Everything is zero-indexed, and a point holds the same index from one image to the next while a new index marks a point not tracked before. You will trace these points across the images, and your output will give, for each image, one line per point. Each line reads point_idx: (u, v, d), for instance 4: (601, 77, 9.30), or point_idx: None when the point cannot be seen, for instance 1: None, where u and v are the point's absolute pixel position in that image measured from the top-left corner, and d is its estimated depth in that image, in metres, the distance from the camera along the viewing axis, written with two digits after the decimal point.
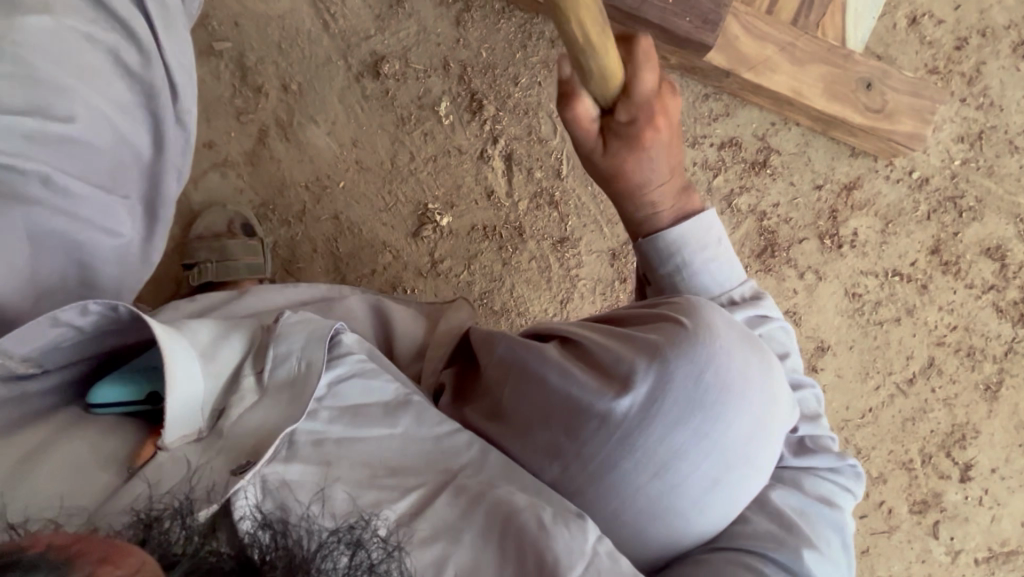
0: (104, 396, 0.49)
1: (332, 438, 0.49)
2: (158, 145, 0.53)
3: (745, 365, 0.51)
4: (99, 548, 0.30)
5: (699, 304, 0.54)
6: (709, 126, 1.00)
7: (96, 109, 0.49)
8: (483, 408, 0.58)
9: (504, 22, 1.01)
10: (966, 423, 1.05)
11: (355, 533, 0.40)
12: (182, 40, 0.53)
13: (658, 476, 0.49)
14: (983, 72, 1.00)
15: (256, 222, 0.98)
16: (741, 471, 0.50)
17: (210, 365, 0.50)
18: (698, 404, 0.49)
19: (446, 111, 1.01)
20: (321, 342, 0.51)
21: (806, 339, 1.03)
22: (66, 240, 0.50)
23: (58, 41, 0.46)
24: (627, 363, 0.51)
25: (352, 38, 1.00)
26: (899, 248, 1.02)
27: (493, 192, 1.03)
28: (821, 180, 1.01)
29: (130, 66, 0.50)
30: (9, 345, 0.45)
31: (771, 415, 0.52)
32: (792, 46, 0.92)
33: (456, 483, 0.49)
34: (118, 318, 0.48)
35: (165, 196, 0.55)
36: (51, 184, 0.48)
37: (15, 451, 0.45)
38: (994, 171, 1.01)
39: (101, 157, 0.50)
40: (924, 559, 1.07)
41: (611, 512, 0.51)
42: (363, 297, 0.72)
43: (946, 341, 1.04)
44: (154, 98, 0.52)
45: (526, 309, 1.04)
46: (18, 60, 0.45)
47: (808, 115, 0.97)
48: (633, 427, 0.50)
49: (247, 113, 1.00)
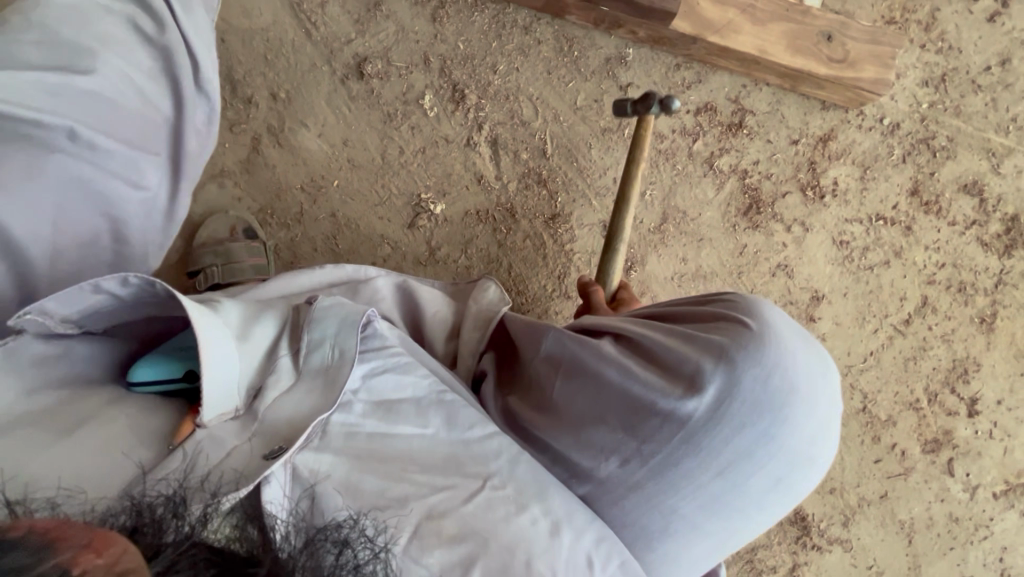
0: (145, 375, 0.51)
1: (364, 432, 0.52)
2: (178, 107, 0.58)
3: (812, 367, 0.54)
4: (81, 536, 0.30)
5: (759, 306, 0.58)
6: (683, 94, 1.04)
7: (118, 69, 0.54)
8: (529, 401, 0.64)
9: (478, 15, 1.05)
10: (967, 357, 1.07)
11: (342, 532, 0.41)
12: (196, 16, 0.59)
13: (721, 475, 0.54)
14: (938, 18, 1.04)
15: (257, 226, 1.01)
16: (800, 470, 0.55)
17: (245, 344, 0.52)
18: (766, 407, 0.52)
19: (430, 103, 1.05)
20: (353, 328, 0.54)
21: (801, 290, 1.06)
22: (97, 190, 0.54)
23: (86, 15, 0.54)
24: (693, 363, 0.54)
25: (334, 43, 1.05)
26: (879, 193, 1.05)
27: (483, 177, 1.06)
28: (797, 135, 1.05)
29: (146, 30, 0.56)
30: (50, 306, 0.47)
31: (830, 414, 0.55)
32: (752, 8, 0.97)
33: (485, 495, 0.50)
34: (156, 293, 0.49)
35: (188, 153, 0.60)
36: (77, 138, 0.52)
37: (57, 422, 0.46)
38: (961, 110, 1.05)
39: (124, 113, 0.55)
40: (943, 498, 1.08)
41: (669, 508, 0.56)
42: (389, 279, 0.73)
43: (937, 279, 1.06)
44: (172, 61, 0.57)
45: (526, 288, 1.07)
46: (52, 31, 0.52)
47: (776, 72, 1.01)
48: (696, 428, 0.53)
49: (239, 124, 1.03)
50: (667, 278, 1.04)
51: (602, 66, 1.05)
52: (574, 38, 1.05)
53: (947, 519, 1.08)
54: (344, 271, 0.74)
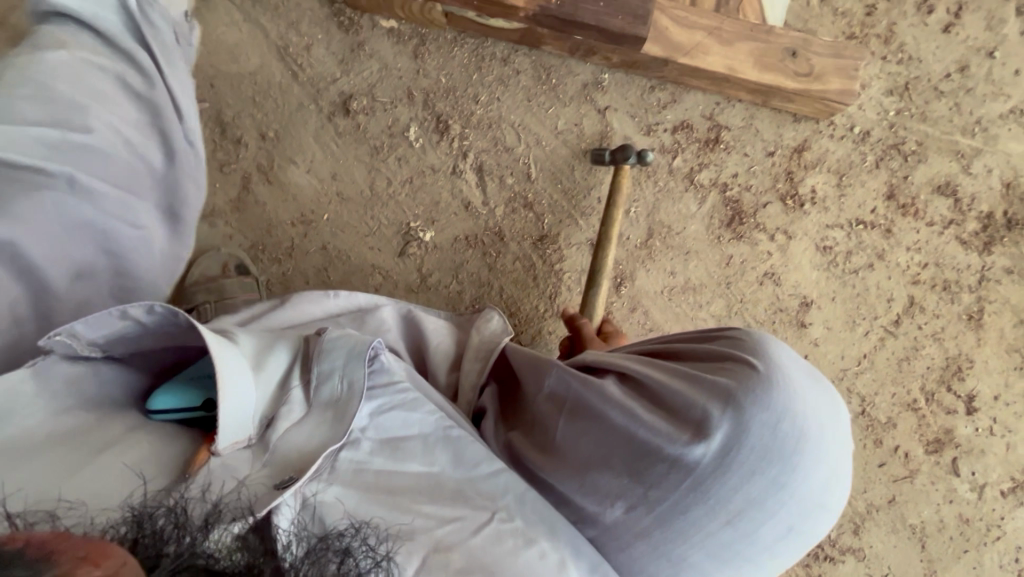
0: (164, 403, 0.51)
1: (372, 469, 0.51)
2: (169, 155, 0.62)
3: (821, 412, 0.52)
4: (81, 549, 0.29)
5: (766, 346, 0.56)
6: (659, 114, 1.08)
7: (109, 122, 0.58)
8: (533, 440, 0.61)
9: (458, 49, 1.08)
10: (959, 354, 1.08)
11: (343, 542, 0.42)
12: (178, 74, 0.66)
13: (729, 523, 0.52)
14: (897, 31, 1.08)
15: (249, 261, 1.04)
16: (811, 517, 0.53)
17: (261, 375, 0.52)
18: (776, 453, 0.51)
19: (416, 135, 1.08)
20: (362, 358, 0.54)
21: (789, 296, 1.08)
22: (96, 230, 0.56)
23: (75, 73, 0.58)
24: (700, 408, 0.52)
25: (320, 82, 1.08)
26: (857, 198, 1.08)
27: (470, 204, 1.08)
28: (772, 146, 1.08)
29: (135, 86, 0.61)
30: (79, 328, 0.47)
31: (840, 459, 0.53)
32: (719, 30, 0.99)
33: (494, 527, 0.50)
34: (178, 323, 0.50)
35: (181, 198, 0.63)
36: (76, 185, 0.54)
37: (86, 446, 0.45)
38: (927, 116, 1.09)
39: (118, 162, 0.58)
40: (951, 500, 1.07)
41: (678, 555, 0.54)
42: (396, 309, 0.73)
43: (921, 278, 1.08)
44: (159, 113, 0.62)
45: (519, 309, 1.08)
46: (46, 90, 0.56)
47: (747, 89, 1.04)
48: (705, 475, 0.51)
49: (229, 163, 1.06)
50: (656, 291, 1.07)
51: (580, 91, 1.09)
52: (551, 66, 1.08)
53: (957, 521, 1.08)
54: (356, 301, 0.75)
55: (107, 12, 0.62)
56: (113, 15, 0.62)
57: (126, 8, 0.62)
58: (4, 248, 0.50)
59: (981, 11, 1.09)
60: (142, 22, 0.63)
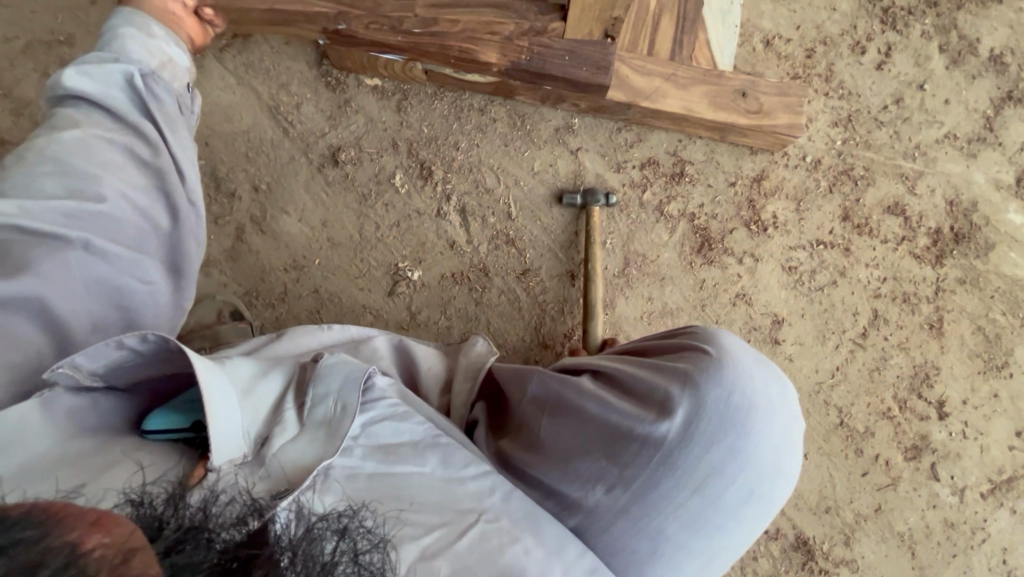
0: (160, 422, 0.55)
1: (364, 473, 0.55)
2: (173, 216, 0.68)
3: (767, 385, 0.60)
4: (88, 515, 0.33)
5: (718, 336, 0.64)
6: (627, 152, 1.16)
7: (119, 189, 0.64)
8: (520, 442, 0.65)
9: (438, 101, 1.16)
10: (925, 362, 1.14)
11: (342, 524, 0.45)
12: (180, 138, 0.72)
13: (697, 491, 0.57)
14: (836, 70, 1.19)
15: (244, 307, 1.09)
16: (768, 483, 0.58)
17: (249, 399, 0.56)
18: (731, 423, 0.57)
19: (401, 181, 1.15)
20: (357, 383, 0.59)
21: (761, 315, 1.14)
22: (109, 287, 0.61)
23: (87, 146, 0.64)
24: (662, 390, 0.59)
25: (310, 137, 1.15)
26: (815, 221, 1.16)
27: (455, 243, 1.14)
28: (733, 177, 1.17)
29: (142, 155, 0.67)
30: (79, 360, 0.52)
31: (789, 428, 0.60)
32: (675, 76, 1.07)
33: (479, 527, 0.54)
34: (169, 348, 0.54)
35: (185, 253, 0.69)
36: (91, 247, 0.60)
37: (92, 464, 0.49)
38: (871, 144, 1.18)
39: (127, 225, 0.64)
40: (935, 504, 1.11)
41: (655, 528, 0.58)
42: (388, 338, 0.78)
43: (882, 292, 1.15)
44: (163, 178, 0.68)
45: (505, 340, 1.13)
46: (61, 163, 0.62)
47: (704, 126, 1.12)
48: (672, 448, 0.57)
49: (223, 216, 1.13)
50: (637, 316, 1.14)
51: (553, 135, 1.17)
52: (526, 114, 1.17)
53: (942, 526, 1.11)
54: (348, 334, 0.80)
55: (115, 91, 0.68)
56: (121, 94, 0.68)
57: (133, 86, 0.69)
58: (30, 302, 0.56)
59: (908, 50, 1.19)
60: (149, 99, 0.69)
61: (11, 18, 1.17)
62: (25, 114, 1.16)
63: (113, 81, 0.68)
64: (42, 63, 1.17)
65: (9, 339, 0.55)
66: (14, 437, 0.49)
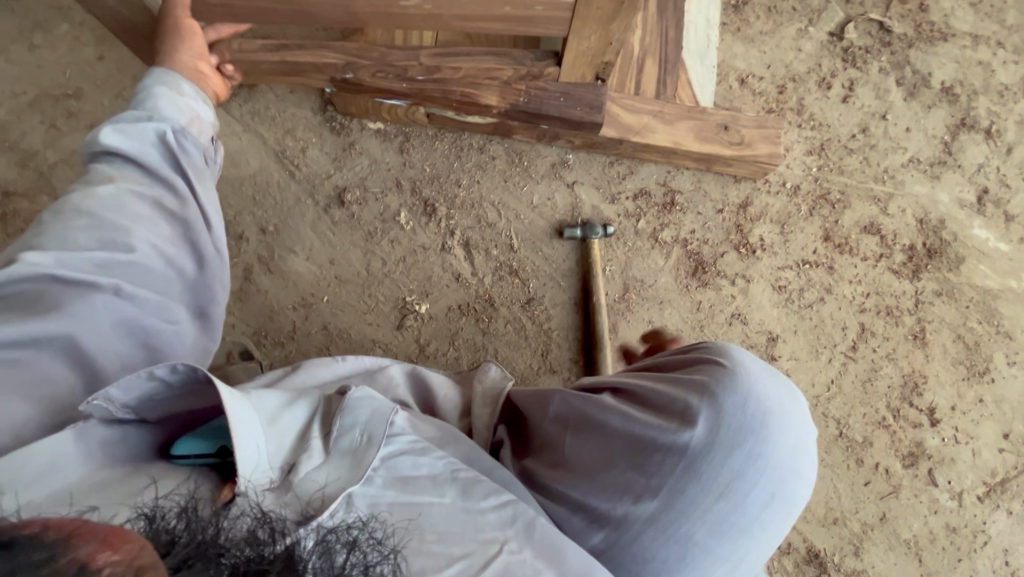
0: (188, 448, 0.56)
1: (386, 501, 0.56)
2: (201, 263, 0.70)
3: (779, 392, 0.64)
4: (99, 531, 0.34)
5: (729, 349, 0.68)
6: (621, 184, 1.23)
7: (149, 240, 0.65)
8: (544, 460, 0.68)
9: (439, 142, 1.21)
10: (914, 371, 1.20)
11: (351, 535, 0.46)
12: (207, 188, 0.74)
13: (722, 496, 0.60)
14: (806, 104, 1.29)
15: (253, 347, 1.10)
16: (789, 485, 0.62)
17: (273, 426, 0.58)
18: (750, 428, 0.61)
19: (406, 219, 1.19)
20: (383, 420, 0.61)
21: (756, 333, 1.20)
22: (139, 333, 0.63)
23: (119, 199, 0.66)
24: (682, 401, 0.63)
25: (316, 179, 1.19)
26: (800, 242, 1.24)
27: (460, 275, 1.18)
28: (720, 205, 1.24)
29: (171, 207, 0.69)
30: (113, 392, 0.53)
31: (803, 431, 0.64)
32: (662, 113, 1.15)
33: (502, 559, 0.55)
34: (197, 378, 0.54)
35: (211, 299, 0.70)
36: (122, 294, 0.62)
37: (123, 488, 0.49)
38: (844, 169, 1.28)
39: (157, 273, 0.65)
40: (936, 510, 1.15)
41: (682, 536, 0.60)
42: (403, 367, 0.80)
43: (866, 307, 1.22)
44: (190, 226, 0.69)
45: (513, 367, 1.16)
46: (95, 216, 0.64)
47: (691, 158, 1.20)
48: (696, 455, 0.60)
49: (231, 258, 1.15)
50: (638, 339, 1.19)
51: (549, 170, 1.23)
52: (523, 151, 1.23)
53: (946, 531, 1.15)
54: (360, 363, 0.81)
55: (147, 147, 0.71)
56: (152, 149, 0.71)
57: (164, 142, 0.72)
58: (63, 345, 0.58)
59: (869, 85, 1.31)
60: (179, 153, 0.72)
61: (20, 74, 1.20)
62: (31, 165, 1.18)
63: (146, 138, 0.71)
64: (49, 115, 1.20)
65: (37, 382, 0.56)
66: (46, 469, 0.49)
